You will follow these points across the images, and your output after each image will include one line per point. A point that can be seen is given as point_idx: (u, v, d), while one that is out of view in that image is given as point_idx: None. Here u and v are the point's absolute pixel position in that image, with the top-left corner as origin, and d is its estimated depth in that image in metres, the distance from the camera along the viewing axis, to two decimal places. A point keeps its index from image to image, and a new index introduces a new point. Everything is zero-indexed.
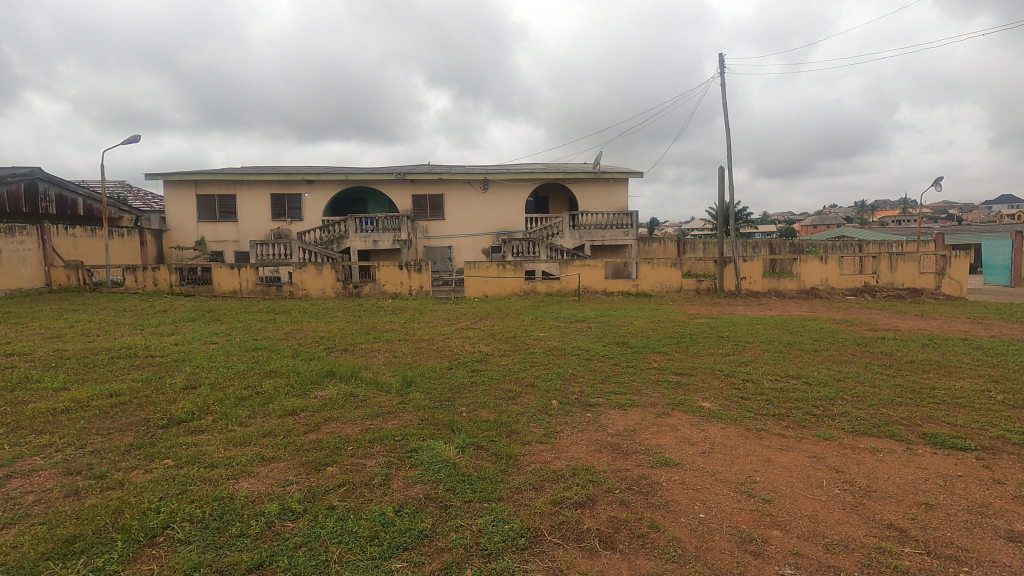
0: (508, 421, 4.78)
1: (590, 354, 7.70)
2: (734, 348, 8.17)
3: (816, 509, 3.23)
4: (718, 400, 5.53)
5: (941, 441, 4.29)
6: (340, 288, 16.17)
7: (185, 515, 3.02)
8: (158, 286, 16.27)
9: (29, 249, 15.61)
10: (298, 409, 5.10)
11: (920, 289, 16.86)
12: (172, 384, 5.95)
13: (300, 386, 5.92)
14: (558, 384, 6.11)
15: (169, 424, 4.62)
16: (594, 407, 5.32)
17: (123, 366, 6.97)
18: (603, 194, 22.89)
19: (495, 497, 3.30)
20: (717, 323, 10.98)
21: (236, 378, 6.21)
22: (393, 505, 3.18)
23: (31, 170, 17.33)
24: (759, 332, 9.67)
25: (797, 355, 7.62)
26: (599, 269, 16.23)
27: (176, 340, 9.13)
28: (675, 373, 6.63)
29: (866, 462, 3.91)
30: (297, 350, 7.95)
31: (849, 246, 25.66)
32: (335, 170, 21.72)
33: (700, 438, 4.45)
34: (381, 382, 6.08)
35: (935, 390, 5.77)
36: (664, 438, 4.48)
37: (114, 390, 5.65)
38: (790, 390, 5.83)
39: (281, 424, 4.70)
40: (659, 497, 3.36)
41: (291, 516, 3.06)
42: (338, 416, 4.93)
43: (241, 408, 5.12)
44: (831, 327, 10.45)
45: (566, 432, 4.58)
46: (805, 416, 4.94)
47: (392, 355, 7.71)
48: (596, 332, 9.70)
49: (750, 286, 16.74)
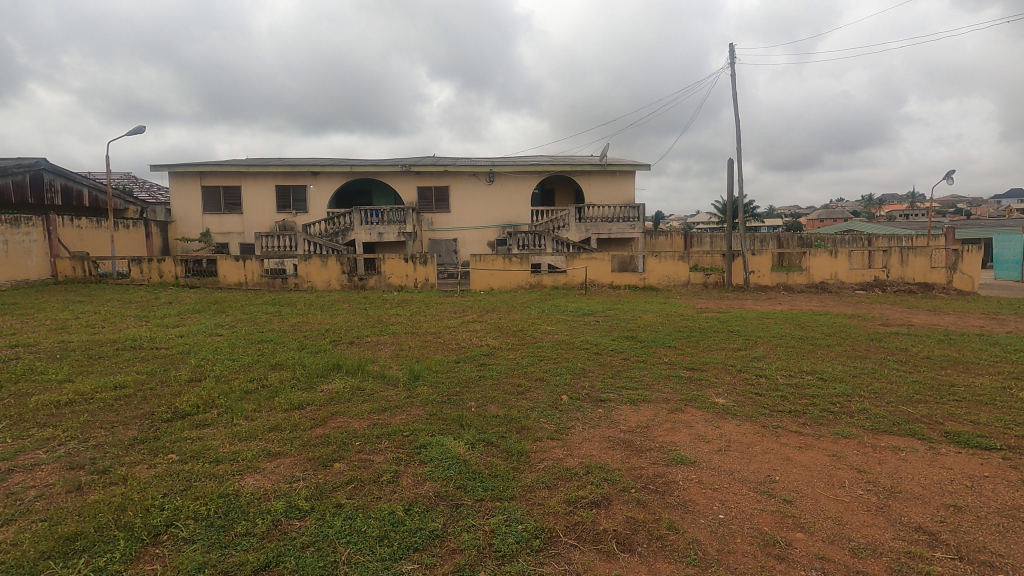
0: (518, 416, 4.68)
1: (599, 348, 7.59)
2: (745, 343, 8.03)
3: (840, 510, 3.11)
4: (732, 396, 5.41)
5: (965, 440, 4.17)
6: (345, 281, 16.09)
7: (190, 513, 2.94)
8: (164, 278, 16.26)
9: (35, 240, 15.60)
10: (305, 403, 5.02)
11: (931, 284, 16.64)
12: (177, 377, 5.89)
13: (307, 378, 5.86)
14: (568, 378, 6.02)
15: (173, 418, 4.54)
16: (605, 402, 5.22)
17: (129, 358, 6.92)
18: (609, 187, 22.71)
19: (507, 496, 3.20)
20: (726, 318, 10.84)
21: (242, 371, 6.14)
22: (403, 503, 3.09)
23: (36, 161, 17.33)
24: (770, 327, 9.52)
25: (811, 350, 7.48)
26: (606, 262, 16.12)
27: (182, 331, 9.11)
28: (686, 368, 6.50)
29: (888, 462, 3.80)
30: (303, 343, 7.89)
31: (858, 240, 25.42)
32: (340, 162, 21.62)
33: (716, 436, 4.35)
34: (388, 375, 5.99)
35: (955, 387, 5.64)
36: (678, 434, 4.38)
37: (119, 382, 5.59)
38: (805, 386, 5.71)
39: (287, 418, 4.62)
40: (676, 497, 3.25)
41: (298, 514, 2.97)
42: (345, 411, 4.85)
43: (246, 401, 5.04)
44: (844, 322, 10.29)
45: (578, 428, 4.49)
46: (822, 413, 4.82)
47: (399, 348, 7.63)
48: (604, 326, 9.60)
49: (758, 280, 16.60)
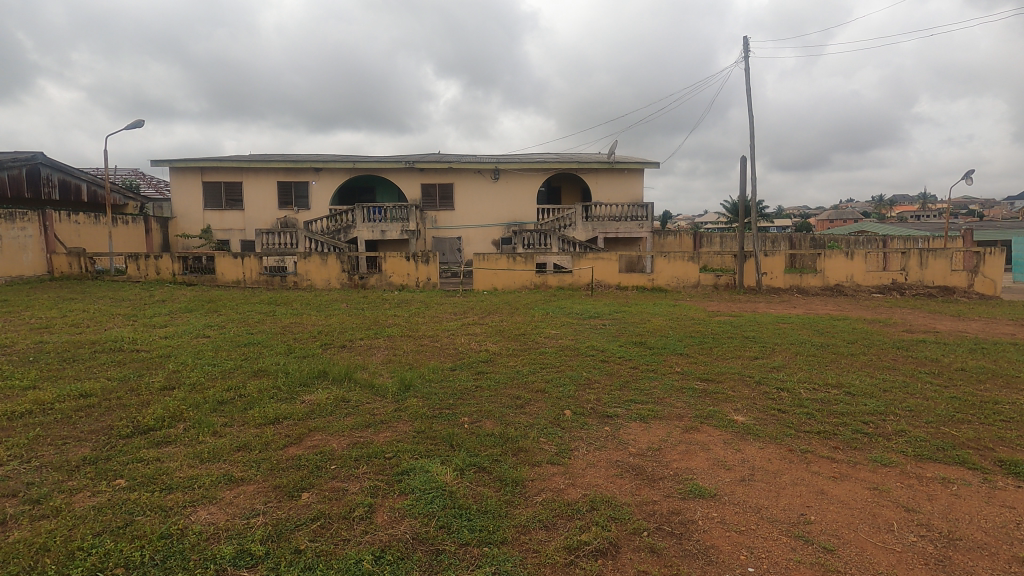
0: (515, 435, 4.20)
1: (605, 355, 7.09)
2: (762, 351, 7.51)
3: (892, 565, 2.62)
4: (752, 414, 4.90)
5: (1022, 471, 3.66)
6: (345, 279, 15.68)
7: (120, 560, 2.49)
8: (161, 275, 15.89)
9: (31, 236, 15.29)
10: (281, 416, 4.57)
11: (952, 287, 16.01)
12: (150, 384, 5.45)
13: (289, 388, 5.40)
14: (571, 390, 5.50)
15: (133, 434, 4.10)
16: (612, 419, 4.73)
17: (105, 361, 6.51)
18: (617, 185, 22.19)
19: (497, 541, 2.74)
20: (740, 322, 10.31)
21: (221, 379, 5.71)
22: (373, 549, 2.63)
23: (33, 155, 17.02)
24: (787, 333, 8.97)
25: (834, 360, 6.97)
26: (613, 262, 15.65)
27: (168, 332, 8.70)
28: (701, 380, 5.99)
29: (939, 498, 3.30)
30: (291, 346, 7.44)
31: (873, 241, 24.77)
32: (343, 158, 21.19)
33: (737, 462, 3.86)
34: (376, 385, 5.52)
35: (999, 405, 5.12)
36: (694, 460, 3.89)
37: (85, 391, 5.17)
38: (833, 402, 5.21)
39: (260, 435, 4.17)
40: (696, 543, 2.77)
41: (248, 561, 2.53)
42: (324, 427, 4.39)
43: (217, 414, 4.59)
44: (865, 328, 9.75)
45: (583, 451, 4.02)
46: (856, 435, 4.32)
47: (392, 353, 7.18)
48: (611, 330, 9.08)
49: (771, 282, 16.04)
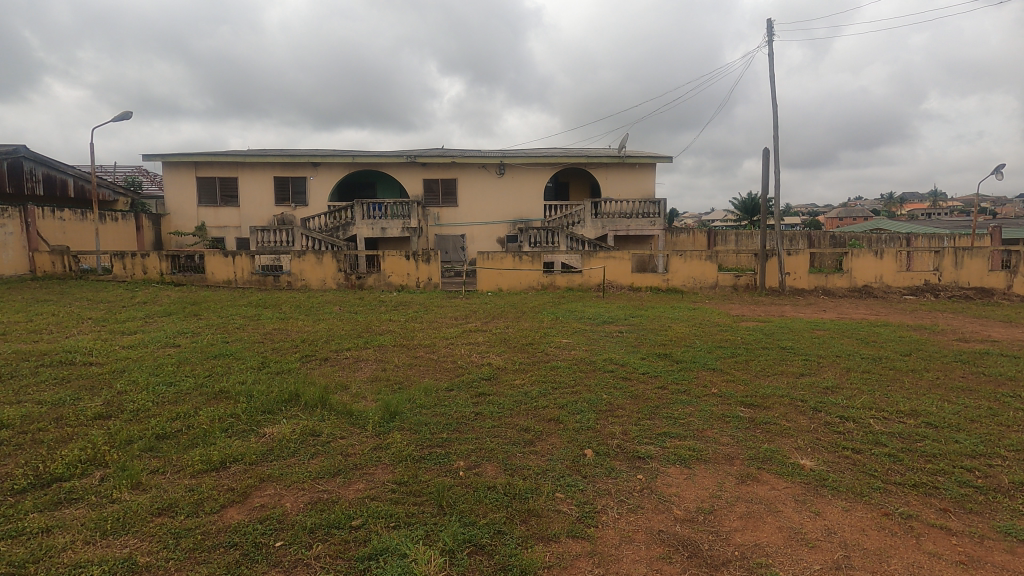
0: (524, 491, 3.24)
1: (626, 371, 6.11)
2: (806, 365, 6.51)
3: None
4: (820, 455, 3.90)
5: None
6: (342, 280, 14.79)
7: None
8: (149, 274, 15.03)
9: (11, 233, 14.42)
10: (229, 459, 3.63)
11: (990, 289, 14.90)
12: (85, 411, 4.52)
13: (249, 417, 4.46)
14: (591, 420, 4.52)
15: (31, 489, 3.18)
16: (646, 463, 3.76)
17: (44, 378, 5.58)
18: (628, 181, 21.14)
19: None
20: (771, 328, 9.30)
21: (173, 404, 4.77)
22: None
23: (16, 148, 16.07)
24: (829, 343, 7.93)
25: (895, 378, 5.96)
26: (626, 261, 14.64)
27: (134, 340, 7.77)
28: (745, 406, 4.96)
29: None
30: (265, 359, 6.48)
31: (898, 239, 23.60)
32: (341, 152, 20.24)
33: (821, 533, 2.89)
34: (356, 413, 4.57)
35: None
36: (764, 530, 2.91)
37: (2, 420, 4.25)
38: (917, 438, 4.22)
39: (197, 487, 3.25)
40: None
41: None
42: (281, 475, 3.44)
43: (153, 456, 3.67)
44: (911, 336, 8.71)
45: (612, 515, 3.04)
46: (967, 492, 3.34)
47: (380, 368, 6.21)
48: (629, 339, 8.08)
49: (795, 282, 14.97)
